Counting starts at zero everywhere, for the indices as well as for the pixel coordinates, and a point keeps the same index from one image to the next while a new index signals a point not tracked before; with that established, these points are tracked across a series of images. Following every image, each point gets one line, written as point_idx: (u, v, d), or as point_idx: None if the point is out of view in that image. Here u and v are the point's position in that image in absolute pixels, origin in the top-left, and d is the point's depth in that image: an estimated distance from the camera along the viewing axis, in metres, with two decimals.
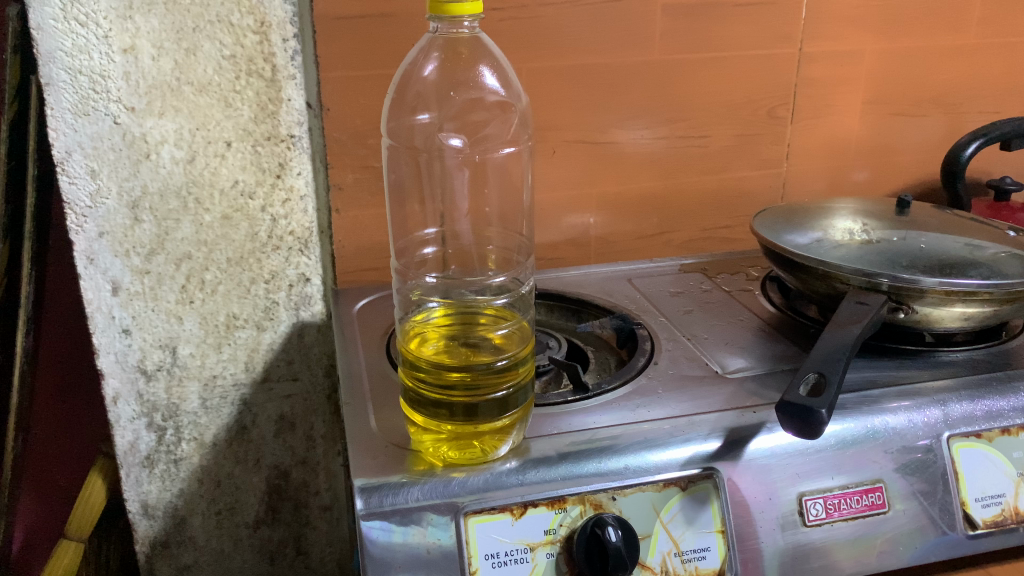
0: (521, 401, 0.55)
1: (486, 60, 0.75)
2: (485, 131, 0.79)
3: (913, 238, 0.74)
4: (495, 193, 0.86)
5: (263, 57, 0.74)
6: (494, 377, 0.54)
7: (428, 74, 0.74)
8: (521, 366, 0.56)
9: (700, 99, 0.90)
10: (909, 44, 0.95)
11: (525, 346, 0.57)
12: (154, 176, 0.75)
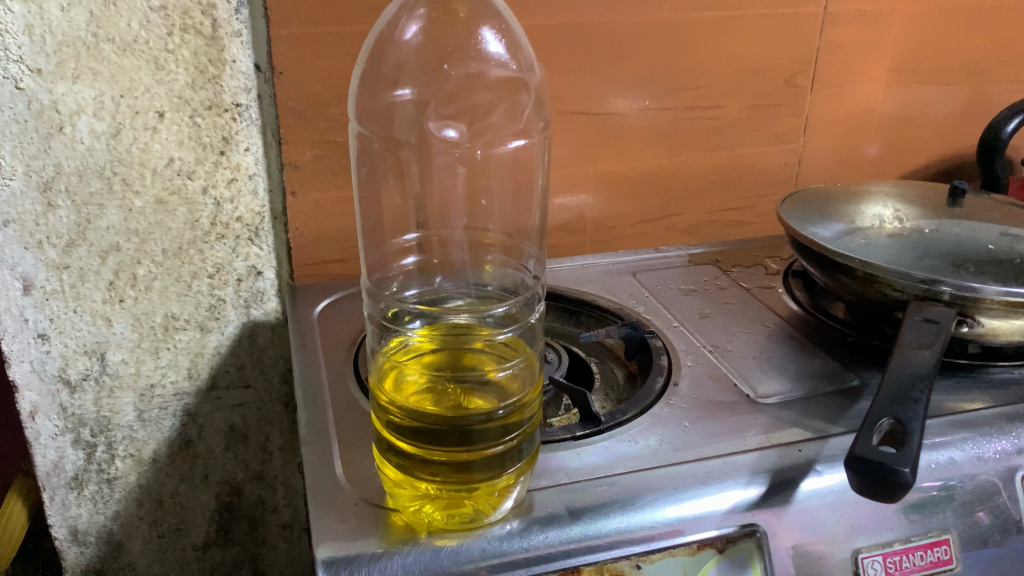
0: (524, 452, 0.46)
1: (491, 22, 0.63)
2: (488, 117, 0.68)
3: (945, 228, 0.63)
4: (500, 186, 0.74)
5: (200, 9, 0.61)
6: (494, 427, 0.44)
7: (411, 37, 0.62)
8: (526, 412, 0.46)
9: (712, 65, 0.79)
10: (941, 4, 0.85)
11: (532, 389, 0.46)
12: (70, 154, 0.62)
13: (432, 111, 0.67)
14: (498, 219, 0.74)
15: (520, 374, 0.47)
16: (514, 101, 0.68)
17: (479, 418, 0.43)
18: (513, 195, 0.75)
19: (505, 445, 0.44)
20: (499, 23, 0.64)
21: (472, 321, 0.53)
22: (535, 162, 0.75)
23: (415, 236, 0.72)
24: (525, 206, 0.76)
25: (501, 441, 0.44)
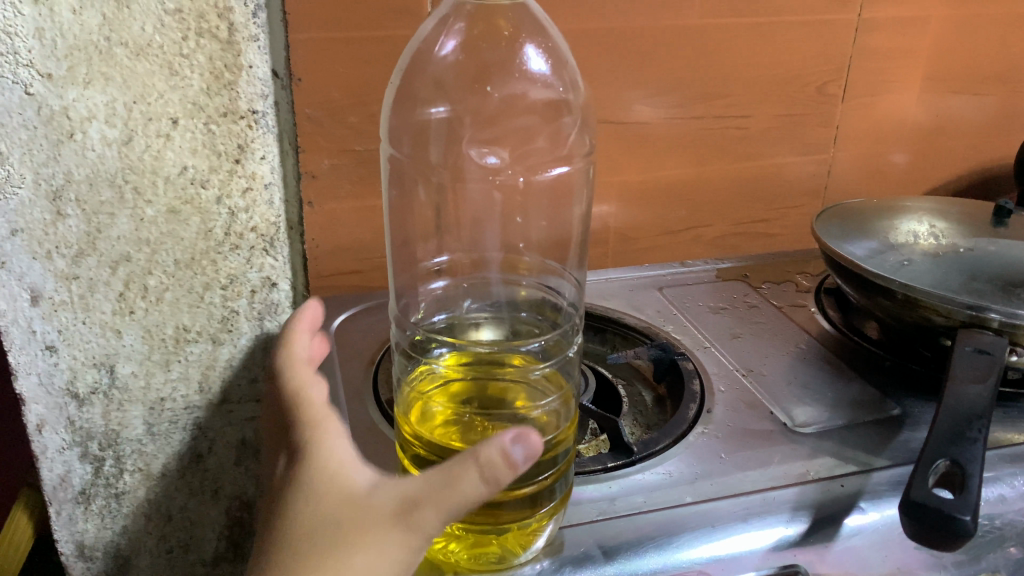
0: (557, 494, 0.43)
1: (533, 37, 0.59)
2: (532, 141, 0.65)
3: (981, 246, 0.61)
4: (535, 203, 0.70)
5: (217, 13, 0.59)
6: (525, 463, 0.41)
7: (448, 52, 0.59)
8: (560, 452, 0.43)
9: (744, 72, 0.77)
10: (980, 10, 0.83)
11: (568, 426, 0.44)
12: (80, 162, 0.60)
13: (470, 132, 0.64)
14: (533, 232, 0.71)
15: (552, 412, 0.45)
16: (558, 125, 0.65)
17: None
18: (551, 209, 0.71)
19: (535, 486, 0.42)
20: (543, 39, 0.60)
21: (506, 356, 0.51)
22: (576, 188, 0.71)
23: (443, 259, 0.69)
24: (565, 214, 0.72)
25: (532, 481, 0.42)
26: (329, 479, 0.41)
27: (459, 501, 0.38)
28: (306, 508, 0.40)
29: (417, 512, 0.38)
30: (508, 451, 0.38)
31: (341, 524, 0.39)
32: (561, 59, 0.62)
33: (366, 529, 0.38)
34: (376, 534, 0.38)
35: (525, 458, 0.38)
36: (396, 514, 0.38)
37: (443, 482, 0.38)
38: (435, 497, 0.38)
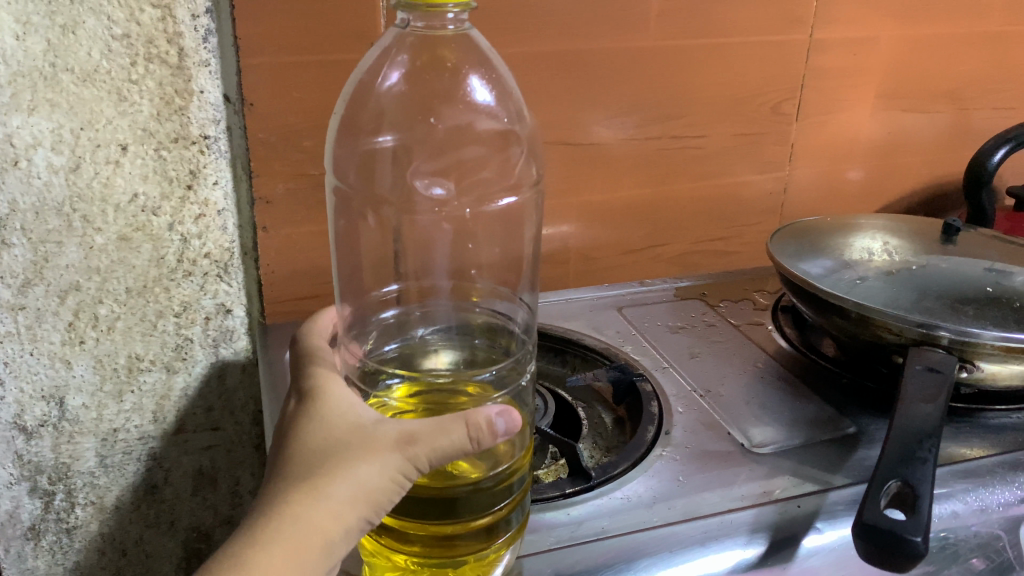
0: (517, 519, 0.44)
1: (478, 67, 0.58)
2: (481, 171, 0.65)
3: (932, 263, 0.62)
4: (488, 232, 0.70)
5: (166, 38, 0.59)
6: (484, 491, 0.42)
7: (391, 84, 0.59)
8: (519, 475, 0.44)
9: (700, 93, 0.78)
10: (928, 29, 0.85)
11: (523, 453, 0.44)
12: (26, 190, 0.59)
13: (420, 161, 0.64)
14: (488, 256, 0.71)
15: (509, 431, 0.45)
16: (506, 154, 0.65)
17: (467, 484, 0.41)
18: (504, 234, 0.71)
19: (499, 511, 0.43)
20: (489, 71, 0.59)
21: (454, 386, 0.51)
22: (526, 214, 0.72)
23: (394, 287, 0.69)
24: (516, 236, 0.72)
25: (494, 508, 0.42)
26: (340, 407, 0.43)
27: (447, 448, 0.40)
28: (312, 429, 0.42)
29: (410, 442, 0.40)
30: (494, 419, 0.40)
31: (340, 447, 0.41)
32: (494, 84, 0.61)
33: (361, 448, 0.41)
34: (370, 453, 0.40)
35: (506, 431, 0.41)
36: (391, 440, 0.40)
37: (436, 429, 0.40)
38: (430, 433, 0.40)
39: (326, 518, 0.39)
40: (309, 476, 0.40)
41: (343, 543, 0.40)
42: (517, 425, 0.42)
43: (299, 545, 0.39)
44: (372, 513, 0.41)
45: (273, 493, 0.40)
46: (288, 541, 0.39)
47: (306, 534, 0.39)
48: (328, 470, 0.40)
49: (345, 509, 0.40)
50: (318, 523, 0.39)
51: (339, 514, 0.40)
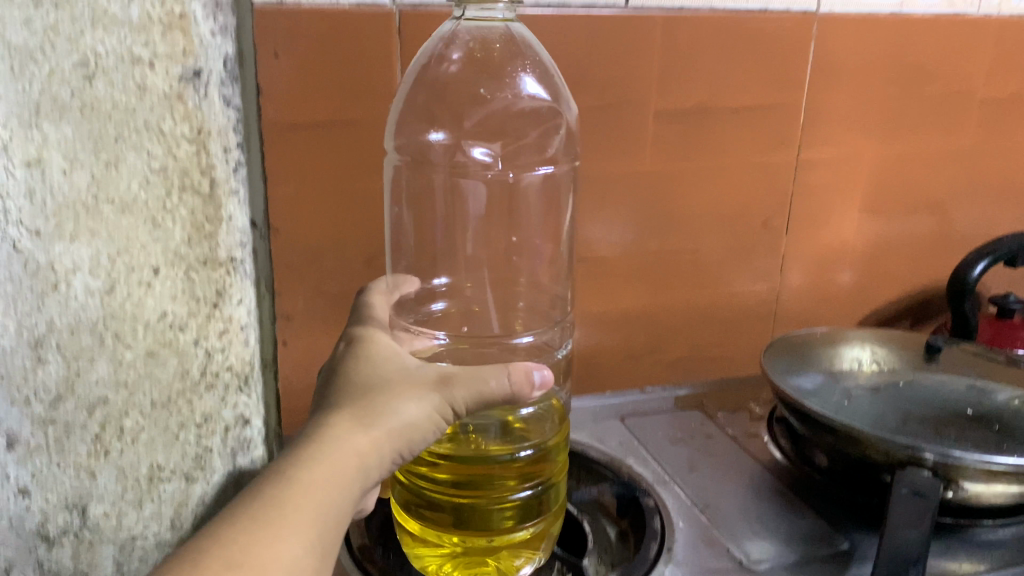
0: (545, 499, 0.59)
1: (528, 67, 0.69)
2: (523, 134, 0.74)
3: (917, 380, 0.66)
4: (528, 211, 0.79)
5: (199, 169, 0.60)
6: (511, 467, 0.58)
7: (451, 62, 0.69)
8: (543, 465, 0.60)
9: (694, 210, 0.83)
10: (904, 148, 0.91)
11: (554, 435, 0.60)
12: (62, 314, 0.60)
13: (468, 134, 0.74)
14: (527, 272, 0.80)
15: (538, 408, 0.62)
16: (549, 128, 0.74)
17: (499, 459, 0.58)
18: (543, 211, 0.79)
19: (522, 494, 0.58)
20: (538, 68, 0.69)
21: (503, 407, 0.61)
22: (564, 192, 0.78)
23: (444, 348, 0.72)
24: (554, 219, 0.80)
25: (519, 490, 0.58)
26: (387, 357, 0.53)
27: (487, 395, 0.51)
28: (363, 370, 0.52)
29: (451, 386, 0.51)
30: (531, 374, 0.52)
31: (390, 385, 0.51)
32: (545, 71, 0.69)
33: (408, 386, 0.51)
34: (416, 390, 0.50)
35: (539, 384, 0.53)
36: (434, 381, 0.51)
37: (476, 378, 0.51)
38: (469, 380, 0.51)
39: (373, 439, 0.48)
40: (362, 404, 0.49)
41: (378, 471, 0.48)
42: (547, 383, 0.54)
43: (349, 458, 0.47)
44: (409, 445, 0.50)
45: (328, 415, 0.49)
46: (342, 454, 0.47)
47: (356, 448, 0.47)
48: (381, 400, 0.50)
49: (391, 434, 0.49)
50: (367, 442, 0.48)
51: (385, 438, 0.48)
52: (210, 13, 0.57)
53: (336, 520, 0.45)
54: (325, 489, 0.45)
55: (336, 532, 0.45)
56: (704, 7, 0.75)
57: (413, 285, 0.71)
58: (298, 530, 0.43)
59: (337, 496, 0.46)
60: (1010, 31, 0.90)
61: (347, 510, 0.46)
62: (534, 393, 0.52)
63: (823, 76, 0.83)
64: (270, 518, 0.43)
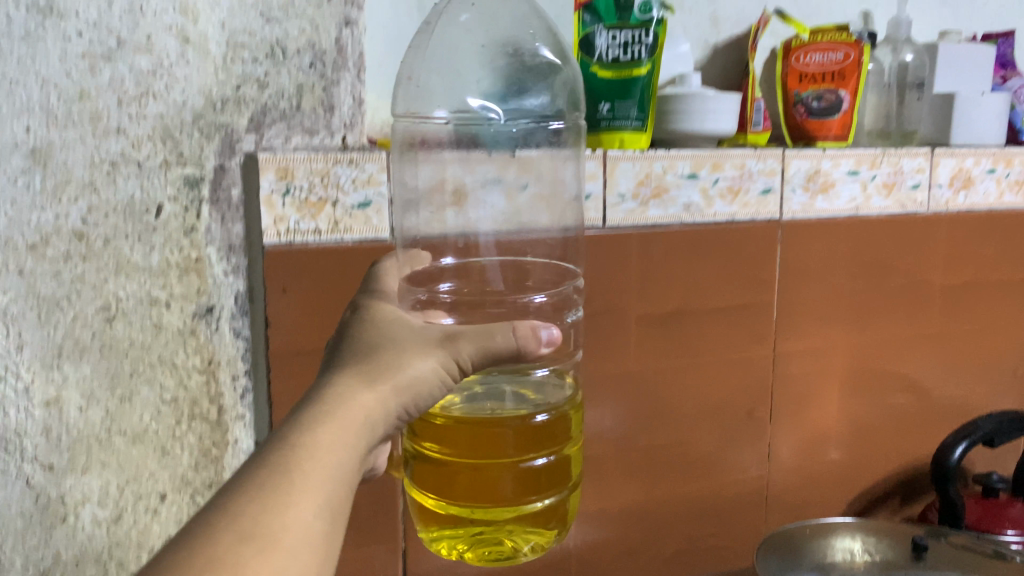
0: (555, 482, 0.60)
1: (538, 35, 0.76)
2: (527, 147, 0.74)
3: None
4: (544, 203, 0.76)
5: (208, 398, 0.68)
6: (528, 438, 0.57)
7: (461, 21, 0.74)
8: (560, 430, 0.59)
9: (682, 406, 0.87)
10: (876, 335, 0.96)
11: (569, 411, 0.60)
12: (70, 542, 0.66)
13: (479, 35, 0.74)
14: (537, 275, 0.75)
15: (551, 384, 0.62)
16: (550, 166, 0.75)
17: (515, 416, 0.57)
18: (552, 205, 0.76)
19: (539, 463, 0.58)
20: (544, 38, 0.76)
21: (513, 374, 0.63)
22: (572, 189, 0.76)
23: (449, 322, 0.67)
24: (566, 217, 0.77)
25: (536, 459, 0.58)
26: (392, 320, 0.53)
27: (492, 350, 0.50)
28: (370, 331, 0.52)
29: (457, 343, 0.50)
30: (538, 330, 0.51)
31: (395, 347, 0.50)
32: (566, 179, 0.76)
33: (414, 348, 0.50)
34: (421, 352, 0.50)
35: (547, 342, 0.51)
36: (439, 342, 0.51)
37: (481, 335, 0.50)
38: (475, 337, 0.50)
39: (378, 396, 0.48)
40: (368, 366, 0.49)
41: (382, 424, 0.48)
42: (555, 342, 0.52)
43: (355, 415, 0.46)
44: (414, 401, 0.50)
45: (334, 377, 0.48)
46: (347, 413, 0.46)
47: (361, 405, 0.47)
48: (387, 361, 0.49)
49: (396, 389, 0.48)
50: (372, 399, 0.48)
51: (390, 394, 0.48)
52: (224, 258, 0.66)
53: (344, 480, 0.45)
54: (334, 449, 0.45)
55: (343, 491, 0.45)
56: (675, 221, 0.82)
57: (425, 264, 0.69)
58: (309, 491, 0.42)
59: (344, 456, 0.45)
60: (960, 227, 0.97)
61: (354, 466, 0.46)
62: (540, 350, 0.51)
63: (792, 276, 0.89)
64: (281, 483, 0.42)
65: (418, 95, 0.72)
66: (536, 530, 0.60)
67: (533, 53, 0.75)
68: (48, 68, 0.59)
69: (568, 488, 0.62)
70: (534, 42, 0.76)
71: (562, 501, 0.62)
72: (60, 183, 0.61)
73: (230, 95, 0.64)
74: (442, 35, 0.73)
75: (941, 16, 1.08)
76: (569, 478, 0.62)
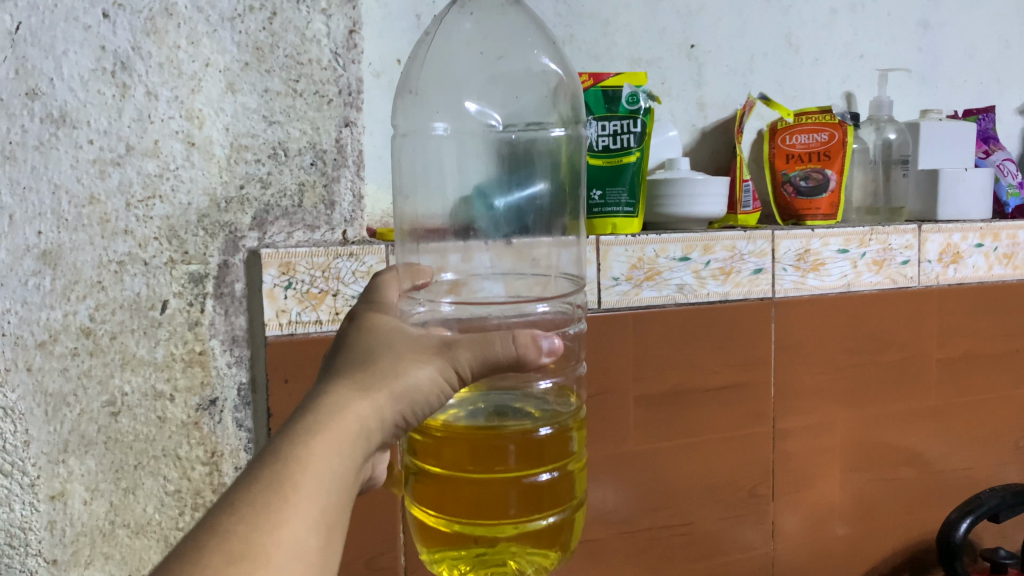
0: (560, 497, 0.58)
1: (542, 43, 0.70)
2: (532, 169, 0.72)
3: None
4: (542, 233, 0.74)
5: (211, 488, 0.69)
6: (530, 452, 0.55)
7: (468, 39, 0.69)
8: (561, 444, 0.57)
9: (683, 487, 0.87)
10: (874, 409, 0.97)
11: (570, 431, 0.58)
12: None
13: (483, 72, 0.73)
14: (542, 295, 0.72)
15: (553, 398, 0.61)
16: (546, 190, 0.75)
17: (517, 429, 0.55)
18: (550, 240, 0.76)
19: (542, 479, 0.56)
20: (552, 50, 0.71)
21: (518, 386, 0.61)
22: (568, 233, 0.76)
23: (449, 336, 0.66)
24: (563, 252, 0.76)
25: (539, 475, 0.56)
26: (390, 327, 0.50)
27: (492, 357, 0.46)
28: (367, 340, 0.49)
29: (455, 349, 0.47)
30: (538, 338, 0.47)
31: (391, 354, 0.47)
32: (561, 263, 0.75)
33: (411, 354, 0.47)
34: (418, 359, 0.47)
35: (549, 351, 0.47)
36: (437, 348, 0.47)
37: (480, 341, 0.46)
38: (474, 342, 0.46)
39: (374, 404, 0.44)
40: (363, 374, 0.46)
41: (378, 434, 0.45)
42: (557, 351, 0.48)
43: (350, 424, 0.43)
44: (411, 409, 0.46)
45: (328, 386, 0.45)
46: (342, 423, 0.43)
47: (356, 415, 0.44)
48: (384, 369, 0.46)
49: (393, 397, 0.45)
50: (367, 408, 0.44)
51: (387, 403, 0.45)
52: (227, 350, 0.68)
53: (338, 495, 0.41)
54: (328, 463, 0.41)
55: (337, 507, 0.41)
56: (669, 303, 0.83)
57: (429, 278, 0.65)
58: (303, 506, 0.39)
59: (338, 468, 0.42)
60: (953, 301, 0.99)
61: (349, 479, 0.43)
62: (541, 360, 0.47)
63: (787, 354, 0.90)
64: (272, 500, 0.38)
65: (421, 155, 0.70)
66: (540, 552, 0.57)
67: (539, 69, 0.69)
68: (60, 174, 0.62)
69: (574, 509, 0.60)
70: (537, 54, 0.69)
71: (568, 523, 0.59)
72: (70, 283, 0.63)
73: (234, 195, 0.67)
74: (438, 56, 0.68)
75: (921, 96, 1.12)
76: (574, 497, 0.59)
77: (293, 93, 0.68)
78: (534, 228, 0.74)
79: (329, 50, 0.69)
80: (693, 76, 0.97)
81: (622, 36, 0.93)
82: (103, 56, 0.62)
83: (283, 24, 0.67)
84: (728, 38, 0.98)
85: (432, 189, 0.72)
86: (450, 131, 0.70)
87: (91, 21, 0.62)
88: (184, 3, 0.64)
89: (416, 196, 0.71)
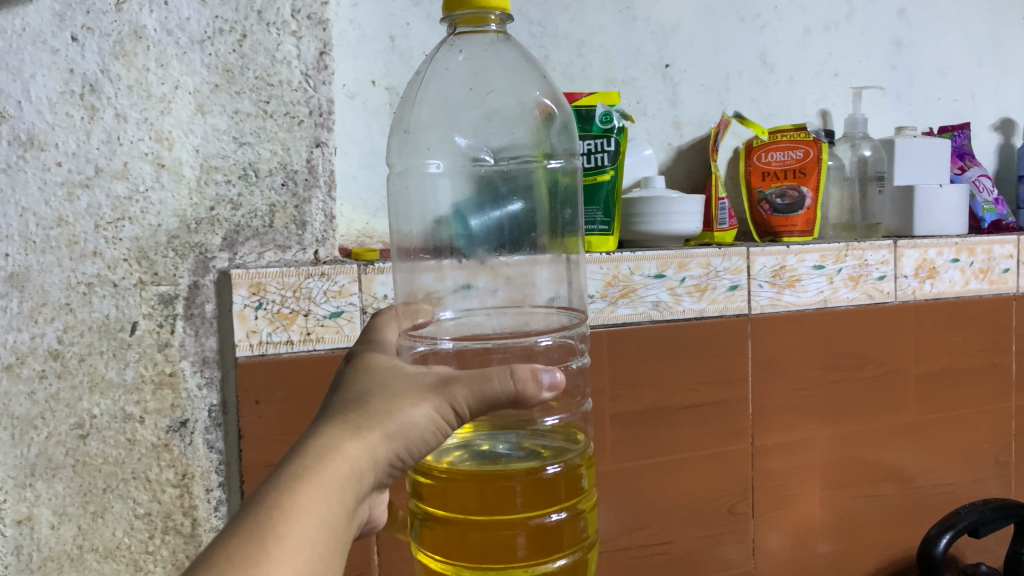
0: (575, 539, 0.56)
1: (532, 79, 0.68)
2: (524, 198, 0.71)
3: None
4: (546, 266, 0.73)
5: (182, 510, 0.68)
6: (538, 492, 0.54)
7: (449, 72, 0.66)
8: (571, 482, 0.55)
9: (661, 505, 0.87)
10: (854, 426, 0.97)
11: (580, 470, 0.56)
12: None
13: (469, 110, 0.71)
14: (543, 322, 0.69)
15: (561, 438, 0.59)
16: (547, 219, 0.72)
17: (522, 470, 0.53)
18: (553, 268, 0.73)
19: (552, 519, 0.54)
20: (545, 86, 0.69)
21: (524, 426, 0.59)
22: (577, 266, 0.75)
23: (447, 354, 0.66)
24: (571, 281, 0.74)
25: (549, 515, 0.54)
26: (388, 367, 0.49)
27: (491, 393, 0.45)
28: (360, 381, 0.48)
29: (452, 387, 0.45)
30: (539, 372, 0.46)
31: (385, 393, 0.46)
32: (536, 284, 0.72)
33: (407, 392, 0.46)
34: (413, 397, 0.45)
35: (549, 386, 0.46)
36: (434, 385, 0.46)
37: (478, 376, 0.45)
38: (472, 379, 0.45)
39: (365, 444, 0.43)
40: (356, 413, 0.44)
41: (370, 474, 0.43)
42: (558, 386, 0.47)
43: (340, 466, 0.42)
44: (406, 448, 0.45)
45: (319, 428, 0.44)
46: (330, 466, 0.41)
47: (346, 457, 0.42)
48: (377, 408, 0.45)
49: (386, 435, 0.44)
50: (357, 449, 0.43)
51: (379, 441, 0.44)
52: (197, 371, 0.68)
53: (327, 543, 0.39)
54: (315, 510, 0.39)
55: (327, 559, 0.39)
56: (645, 320, 0.83)
57: (428, 315, 0.67)
58: (286, 560, 0.37)
59: (326, 515, 0.40)
60: (930, 316, 0.99)
61: (339, 525, 0.41)
62: (542, 395, 0.46)
63: (764, 372, 0.90)
64: (254, 553, 0.36)
65: (415, 192, 0.69)
66: None
67: (531, 102, 0.68)
68: (28, 197, 0.62)
69: (587, 550, 0.57)
70: (530, 88, 0.68)
71: (580, 564, 0.57)
72: (37, 305, 0.63)
73: (204, 216, 0.67)
74: (430, 94, 0.66)
75: (896, 113, 1.13)
76: (586, 537, 0.57)
77: (264, 114, 0.68)
78: (530, 247, 0.72)
79: (300, 71, 0.69)
80: (669, 95, 0.98)
81: (597, 57, 0.93)
82: (71, 79, 0.63)
83: (253, 46, 0.67)
84: (703, 58, 0.99)
85: (425, 212, 0.69)
86: (444, 167, 0.69)
87: (60, 44, 0.62)
88: (153, 26, 0.64)
89: (407, 224, 0.69)
